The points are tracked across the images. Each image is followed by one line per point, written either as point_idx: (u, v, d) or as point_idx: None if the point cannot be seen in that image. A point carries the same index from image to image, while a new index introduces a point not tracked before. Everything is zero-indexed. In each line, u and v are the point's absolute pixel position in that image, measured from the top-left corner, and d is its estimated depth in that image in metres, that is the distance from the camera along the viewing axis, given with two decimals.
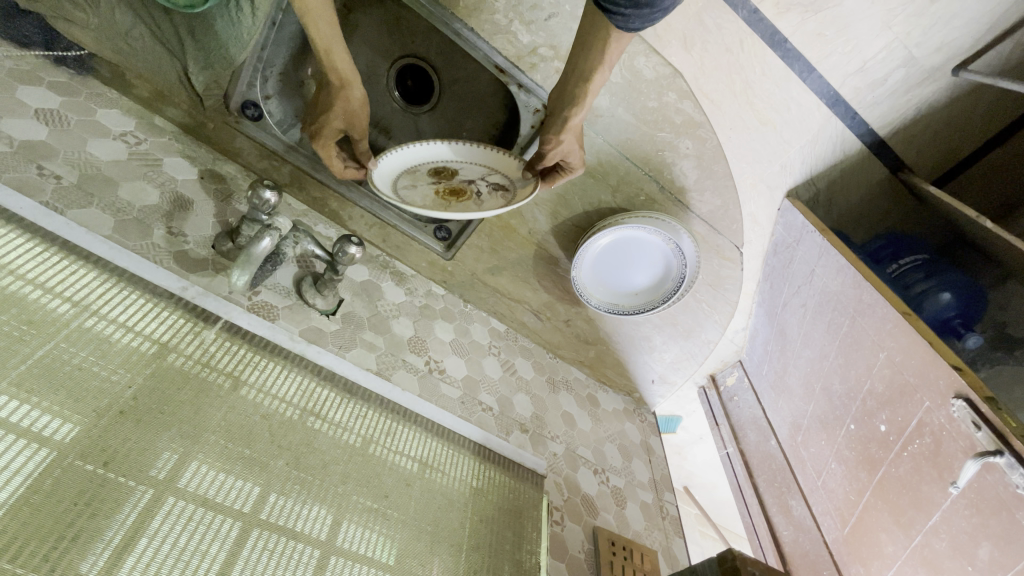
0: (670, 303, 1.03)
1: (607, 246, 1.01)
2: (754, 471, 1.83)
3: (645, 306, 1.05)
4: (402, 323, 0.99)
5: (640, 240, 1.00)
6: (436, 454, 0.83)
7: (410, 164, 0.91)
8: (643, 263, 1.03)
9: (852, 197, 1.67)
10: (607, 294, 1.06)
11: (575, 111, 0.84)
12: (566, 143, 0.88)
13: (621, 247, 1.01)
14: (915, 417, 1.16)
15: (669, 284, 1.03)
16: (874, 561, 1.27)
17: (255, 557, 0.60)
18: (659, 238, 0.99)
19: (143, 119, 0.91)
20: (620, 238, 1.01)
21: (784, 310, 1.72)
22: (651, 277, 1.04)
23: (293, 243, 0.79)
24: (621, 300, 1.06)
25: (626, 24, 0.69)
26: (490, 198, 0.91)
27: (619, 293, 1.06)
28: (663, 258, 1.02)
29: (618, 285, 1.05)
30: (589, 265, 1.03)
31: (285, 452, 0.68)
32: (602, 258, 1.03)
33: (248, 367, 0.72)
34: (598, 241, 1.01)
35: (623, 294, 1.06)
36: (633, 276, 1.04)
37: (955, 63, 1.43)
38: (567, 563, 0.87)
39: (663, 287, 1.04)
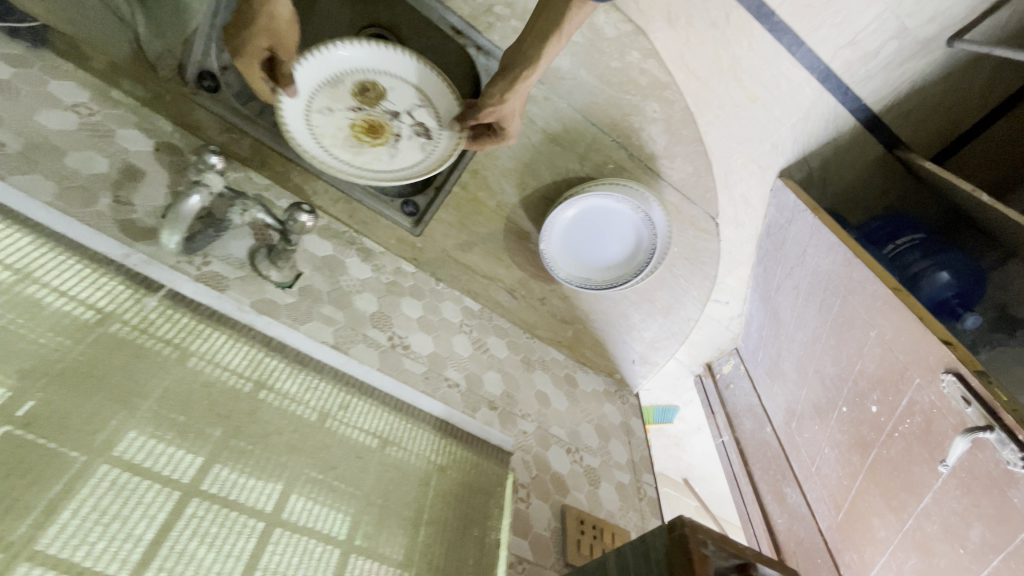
0: (642, 276, 1.00)
1: (577, 217, 0.99)
2: (749, 458, 1.79)
3: (618, 281, 1.01)
4: (365, 298, 0.96)
5: (610, 210, 0.98)
6: (393, 429, 0.81)
7: (333, 74, 0.86)
8: (614, 235, 1.00)
9: (846, 175, 1.63)
10: (577, 268, 1.02)
11: (527, 72, 0.80)
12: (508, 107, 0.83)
13: (591, 218, 0.99)
14: (906, 397, 1.12)
15: (642, 257, 1.00)
16: (867, 548, 1.23)
17: (189, 527, 0.58)
18: (629, 208, 0.97)
19: (99, 91, 0.90)
20: (589, 208, 0.98)
21: (778, 292, 1.67)
22: (623, 251, 1.01)
23: (241, 210, 0.77)
24: (593, 275, 1.02)
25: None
26: (408, 143, 0.90)
27: (591, 267, 1.02)
28: (633, 229, 0.99)
29: (590, 259, 1.02)
30: (559, 237, 1.00)
31: (224, 421, 0.66)
32: (572, 230, 1.00)
33: (191, 335, 0.71)
34: (567, 212, 0.98)
35: (595, 269, 1.02)
36: (605, 249, 1.01)
37: (950, 33, 1.39)
38: (532, 543, 0.84)
39: (636, 261, 1.01)
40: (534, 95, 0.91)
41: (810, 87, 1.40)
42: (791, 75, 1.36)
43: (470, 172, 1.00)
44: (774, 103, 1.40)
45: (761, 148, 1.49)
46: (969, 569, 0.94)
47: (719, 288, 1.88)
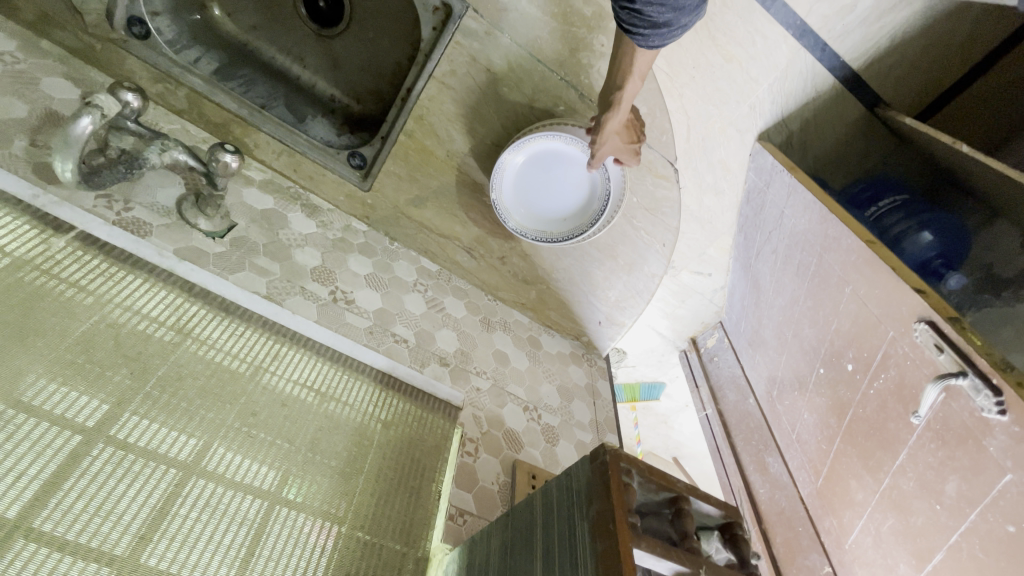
0: (598, 227, 0.96)
1: (526, 165, 0.96)
2: (732, 430, 1.74)
3: (574, 232, 0.98)
4: (307, 253, 0.93)
5: (559, 156, 0.95)
6: (327, 380, 0.78)
7: None
8: (567, 183, 0.97)
9: (827, 137, 1.55)
10: (533, 220, 0.99)
11: (608, 118, 0.83)
12: (607, 143, 0.88)
13: (541, 165, 0.96)
14: (880, 351, 1.06)
15: (596, 206, 0.97)
16: (846, 512, 1.19)
17: (93, 470, 0.54)
18: (580, 152, 0.93)
19: (26, 42, 0.86)
20: (538, 155, 0.95)
21: (757, 259, 1.58)
22: (577, 200, 0.98)
23: (159, 150, 0.73)
24: (549, 228, 0.99)
25: (645, 44, 0.67)
26: None
27: (546, 219, 0.99)
28: (585, 175, 0.96)
29: (544, 211, 0.99)
30: (510, 188, 0.97)
31: (131, 361, 0.63)
32: (523, 180, 0.97)
33: (101, 278, 0.67)
34: (515, 159, 0.95)
35: (550, 221, 1.00)
36: (559, 199, 0.98)
37: None
38: (476, 496, 0.81)
39: (591, 211, 0.97)
40: (475, 30, 0.87)
41: (788, 45, 1.34)
42: (769, 32, 1.31)
43: (416, 119, 0.96)
44: (750, 63, 1.35)
45: (737, 111, 1.43)
46: (946, 525, 0.90)
47: (700, 260, 1.78)
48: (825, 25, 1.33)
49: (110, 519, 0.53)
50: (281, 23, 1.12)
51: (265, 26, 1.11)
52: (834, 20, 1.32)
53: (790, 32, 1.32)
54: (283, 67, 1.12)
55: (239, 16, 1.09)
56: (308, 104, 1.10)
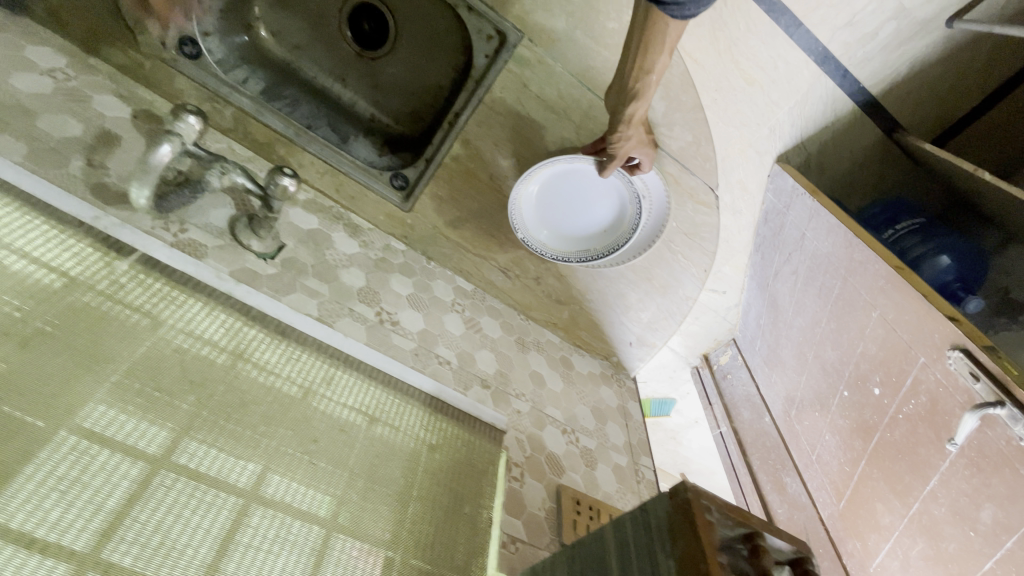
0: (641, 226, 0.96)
1: (540, 194, 0.97)
2: (748, 447, 1.74)
3: (619, 241, 0.98)
4: (352, 273, 0.93)
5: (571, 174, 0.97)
6: (379, 405, 0.77)
7: None
8: (591, 199, 0.98)
9: (845, 160, 1.56)
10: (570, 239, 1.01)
11: (636, 105, 0.83)
12: (630, 137, 0.88)
13: (559, 187, 0.97)
14: (910, 377, 1.07)
15: (630, 210, 0.97)
16: (873, 535, 1.19)
17: (163, 498, 0.54)
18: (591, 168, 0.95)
19: (77, 58, 0.86)
20: (548, 181, 0.97)
21: (777, 279, 1.58)
22: (607, 211, 0.99)
23: (219, 173, 0.73)
24: (592, 246, 1.00)
25: (680, 14, 0.66)
26: None
27: (584, 238, 1.01)
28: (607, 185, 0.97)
29: (580, 231, 1.00)
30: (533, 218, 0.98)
31: (195, 388, 0.62)
32: (544, 207, 0.98)
33: (164, 302, 0.67)
34: (527, 193, 0.96)
35: (590, 239, 1.00)
36: (589, 215, 0.99)
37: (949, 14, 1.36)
38: (525, 522, 0.81)
39: (627, 217, 0.98)
40: (526, 56, 0.89)
41: (810, 70, 1.35)
42: (791, 58, 1.32)
43: (461, 142, 0.97)
44: (771, 85, 1.35)
45: (760, 133, 1.43)
46: (981, 551, 0.90)
47: (715, 277, 1.79)
48: (847, 52, 1.36)
49: (181, 550, 0.52)
50: (326, 43, 1.12)
51: (307, 45, 1.11)
52: (854, 44, 1.35)
53: (813, 58, 1.34)
54: (324, 86, 1.12)
55: (283, 35, 1.10)
56: (349, 124, 1.11)
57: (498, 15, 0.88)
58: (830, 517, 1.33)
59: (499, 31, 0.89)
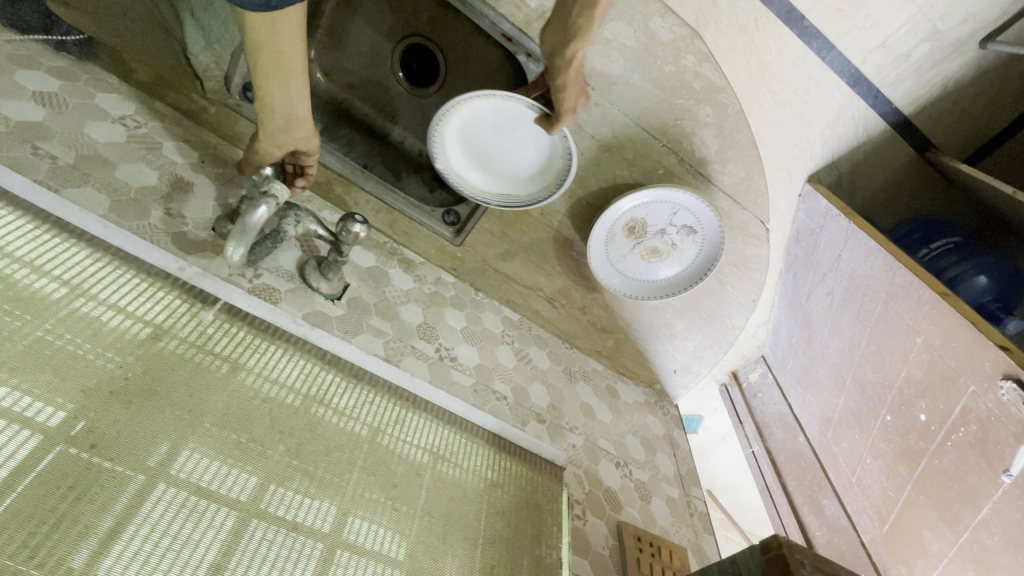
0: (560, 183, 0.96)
1: (471, 129, 0.97)
2: (782, 470, 1.36)
3: (538, 194, 0.99)
4: (410, 310, 0.95)
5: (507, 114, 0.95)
6: (447, 444, 0.79)
7: None
8: (516, 144, 0.97)
9: (878, 179, 1.32)
10: (497, 182, 1.01)
11: (580, 44, 0.79)
12: (572, 86, 0.84)
13: (487, 126, 0.96)
14: (962, 405, 0.87)
15: (559, 164, 0.96)
16: (918, 561, 0.98)
17: (253, 549, 0.55)
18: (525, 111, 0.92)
19: (144, 104, 0.87)
20: (482, 116, 0.96)
21: (809, 299, 1.29)
22: (536, 161, 0.98)
23: (294, 222, 0.75)
24: (514, 191, 1.01)
25: None
26: None
27: (509, 181, 1.01)
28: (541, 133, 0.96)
29: (507, 174, 1.01)
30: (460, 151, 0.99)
31: (285, 437, 0.64)
32: (474, 143, 0.99)
33: (248, 350, 0.69)
34: (458, 124, 0.96)
35: (516, 183, 1.01)
36: (519, 160, 0.99)
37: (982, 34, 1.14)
38: (591, 561, 0.83)
39: (557, 170, 0.98)
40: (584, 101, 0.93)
41: (841, 93, 1.15)
42: (824, 80, 1.12)
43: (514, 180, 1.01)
44: (803, 108, 1.15)
45: (790, 153, 1.20)
46: None
47: None
48: (881, 75, 1.15)
49: None
50: (377, 83, 1.14)
51: (360, 83, 1.14)
52: (889, 67, 1.14)
53: (846, 80, 1.13)
54: (375, 123, 1.15)
55: (338, 75, 1.14)
56: (401, 161, 1.14)
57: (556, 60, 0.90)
58: (871, 544, 1.09)
59: (554, 77, 0.92)
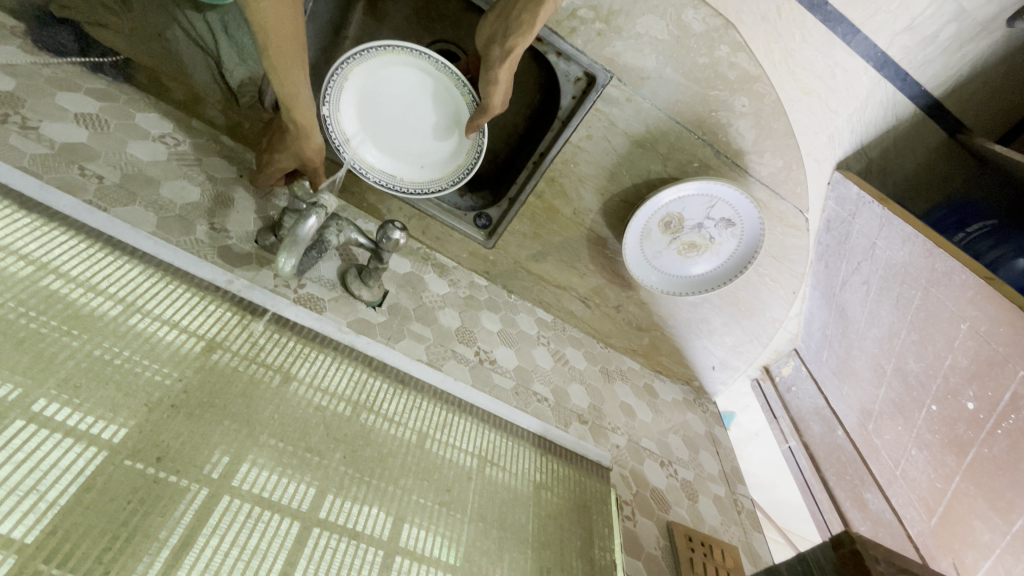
0: (459, 183, 0.94)
1: (377, 83, 0.88)
2: (821, 463, 1.31)
3: (426, 185, 0.94)
4: (448, 314, 0.96)
5: (424, 88, 0.90)
6: (494, 447, 0.78)
7: None
8: (423, 122, 0.92)
9: (911, 163, 1.28)
10: (378, 154, 0.92)
11: (518, 39, 0.78)
12: (500, 82, 0.82)
13: (401, 91, 0.89)
14: (1011, 391, 0.84)
15: (465, 160, 0.94)
16: (968, 554, 0.93)
17: (318, 557, 0.56)
18: (454, 86, 0.89)
19: (180, 122, 0.89)
20: (397, 77, 0.89)
21: (843, 290, 1.25)
22: (436, 150, 0.94)
23: (336, 231, 0.76)
24: (397, 173, 0.94)
25: None
26: None
27: (394, 157, 0.93)
28: (454, 118, 0.93)
29: (394, 153, 0.93)
30: (351, 104, 0.88)
31: (341, 444, 0.65)
32: (371, 101, 0.89)
33: (298, 359, 0.70)
34: (367, 73, 0.86)
35: (400, 165, 0.94)
36: (419, 142, 0.93)
37: (1011, 10, 1.09)
38: (645, 562, 0.83)
39: (457, 165, 0.95)
40: (616, 97, 0.92)
41: (868, 77, 1.11)
42: (850, 65, 1.08)
43: (546, 181, 1.01)
44: (831, 94, 1.11)
45: (818, 142, 1.16)
46: None
47: None
48: (908, 58, 1.10)
49: None
50: None
51: None
52: (915, 49, 1.09)
53: (873, 64, 1.09)
54: None
55: None
56: None
57: (588, 58, 0.89)
58: (918, 537, 1.05)
59: (587, 74, 0.91)
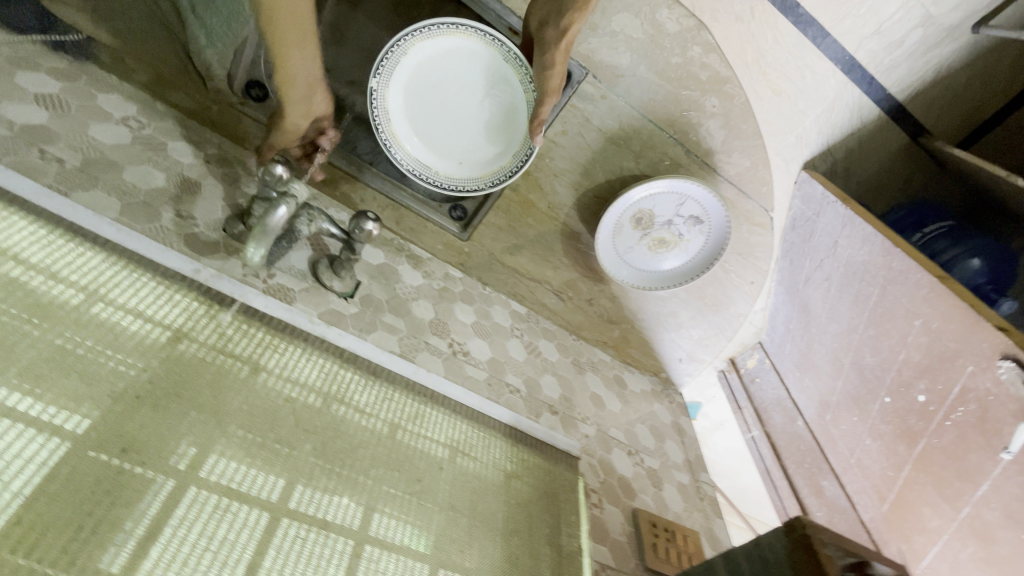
0: (496, 188, 0.96)
1: (436, 64, 0.90)
2: (781, 452, 1.38)
3: (463, 183, 0.96)
4: (422, 306, 0.96)
5: (485, 76, 0.93)
6: (465, 437, 0.80)
7: None
8: (474, 114, 0.95)
9: (875, 164, 1.33)
10: (419, 140, 0.94)
11: (576, 17, 0.80)
12: (558, 64, 0.84)
13: (458, 77, 0.92)
14: (960, 385, 0.88)
15: (509, 161, 0.96)
16: (918, 538, 0.99)
17: (288, 547, 0.56)
18: (518, 78, 0.92)
19: (146, 104, 0.86)
20: (458, 61, 0.91)
21: (806, 287, 1.30)
22: (480, 149, 0.97)
23: (307, 221, 0.75)
24: (434, 165, 0.96)
25: None
26: None
27: (435, 148, 0.95)
28: (505, 116, 0.95)
29: (436, 143, 0.95)
30: (407, 78, 0.90)
31: (312, 436, 0.65)
32: (426, 81, 0.91)
33: (266, 351, 0.69)
34: (430, 50, 0.89)
35: (439, 158, 0.96)
36: (464, 135, 0.96)
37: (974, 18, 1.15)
38: (610, 548, 0.85)
39: (498, 166, 0.97)
40: (591, 94, 0.94)
41: (837, 79, 1.15)
42: (819, 67, 1.12)
43: (522, 174, 1.02)
44: (801, 96, 1.15)
45: (786, 141, 1.19)
46: None
47: None
48: (874, 61, 1.15)
49: None
50: None
51: None
52: (880, 53, 1.14)
53: (841, 67, 1.13)
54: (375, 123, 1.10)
55: None
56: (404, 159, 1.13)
57: None
58: (871, 522, 1.11)
59: None
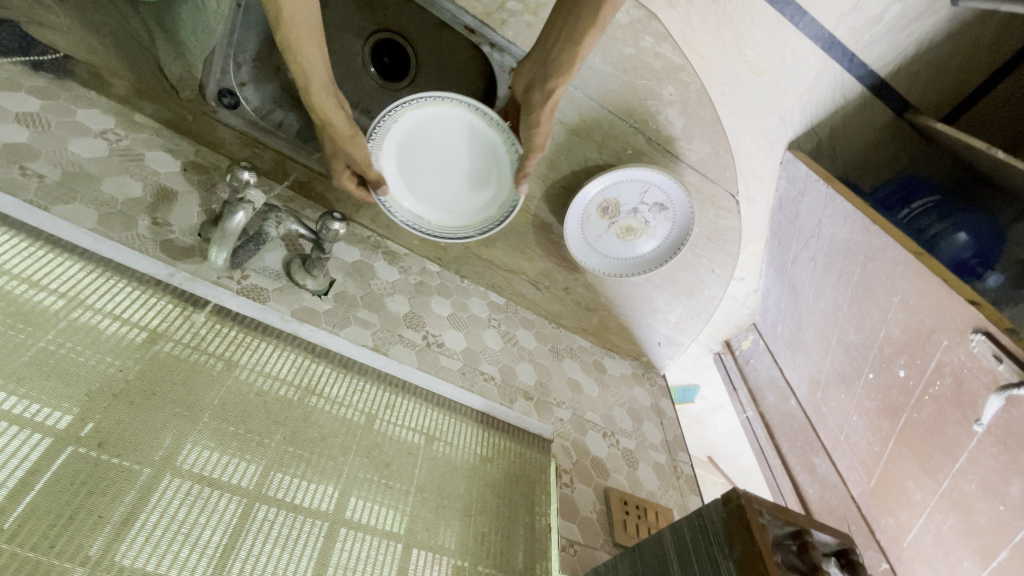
0: (488, 234, 0.99)
1: (421, 129, 0.97)
2: (774, 431, 1.39)
3: (454, 233, 1.00)
4: (397, 301, 0.99)
5: (468, 135, 1.00)
6: (436, 424, 0.83)
7: None
8: (458, 170, 1.01)
9: (857, 142, 1.32)
10: (409, 198, 0.98)
11: (558, 83, 0.85)
12: (543, 124, 0.90)
13: (442, 139, 0.99)
14: (936, 360, 0.89)
15: (497, 211, 1.01)
16: (903, 512, 1.00)
17: (259, 528, 0.60)
18: (498, 137, 0.99)
19: (122, 116, 0.90)
20: (442, 126, 0.98)
21: (795, 267, 1.32)
22: (468, 201, 1.02)
23: (275, 223, 0.79)
24: (426, 218, 0.99)
25: None
26: None
27: (426, 204, 1.00)
28: (489, 170, 1.01)
29: (426, 199, 1.00)
30: (396, 143, 0.96)
31: (282, 426, 0.69)
32: (413, 145, 0.97)
33: (239, 348, 0.73)
34: (417, 117, 0.96)
35: (429, 212, 1.00)
36: (450, 190, 1.01)
37: None
38: (580, 525, 0.89)
39: (486, 216, 1.01)
40: None
41: (816, 57, 1.15)
42: (796, 45, 1.12)
43: None
44: (779, 76, 1.15)
45: (769, 121, 1.20)
46: (1011, 525, 0.77)
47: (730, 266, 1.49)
48: (852, 37, 1.15)
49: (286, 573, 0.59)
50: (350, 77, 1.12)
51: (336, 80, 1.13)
52: (858, 28, 1.13)
53: (818, 45, 1.13)
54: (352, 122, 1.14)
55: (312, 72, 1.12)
56: None
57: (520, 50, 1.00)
58: (860, 498, 1.11)
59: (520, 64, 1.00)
